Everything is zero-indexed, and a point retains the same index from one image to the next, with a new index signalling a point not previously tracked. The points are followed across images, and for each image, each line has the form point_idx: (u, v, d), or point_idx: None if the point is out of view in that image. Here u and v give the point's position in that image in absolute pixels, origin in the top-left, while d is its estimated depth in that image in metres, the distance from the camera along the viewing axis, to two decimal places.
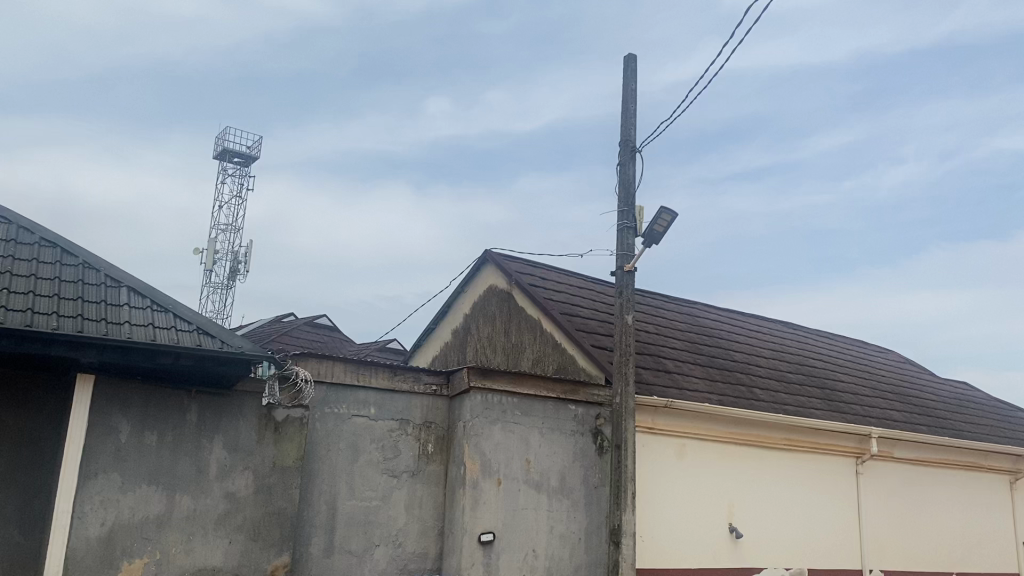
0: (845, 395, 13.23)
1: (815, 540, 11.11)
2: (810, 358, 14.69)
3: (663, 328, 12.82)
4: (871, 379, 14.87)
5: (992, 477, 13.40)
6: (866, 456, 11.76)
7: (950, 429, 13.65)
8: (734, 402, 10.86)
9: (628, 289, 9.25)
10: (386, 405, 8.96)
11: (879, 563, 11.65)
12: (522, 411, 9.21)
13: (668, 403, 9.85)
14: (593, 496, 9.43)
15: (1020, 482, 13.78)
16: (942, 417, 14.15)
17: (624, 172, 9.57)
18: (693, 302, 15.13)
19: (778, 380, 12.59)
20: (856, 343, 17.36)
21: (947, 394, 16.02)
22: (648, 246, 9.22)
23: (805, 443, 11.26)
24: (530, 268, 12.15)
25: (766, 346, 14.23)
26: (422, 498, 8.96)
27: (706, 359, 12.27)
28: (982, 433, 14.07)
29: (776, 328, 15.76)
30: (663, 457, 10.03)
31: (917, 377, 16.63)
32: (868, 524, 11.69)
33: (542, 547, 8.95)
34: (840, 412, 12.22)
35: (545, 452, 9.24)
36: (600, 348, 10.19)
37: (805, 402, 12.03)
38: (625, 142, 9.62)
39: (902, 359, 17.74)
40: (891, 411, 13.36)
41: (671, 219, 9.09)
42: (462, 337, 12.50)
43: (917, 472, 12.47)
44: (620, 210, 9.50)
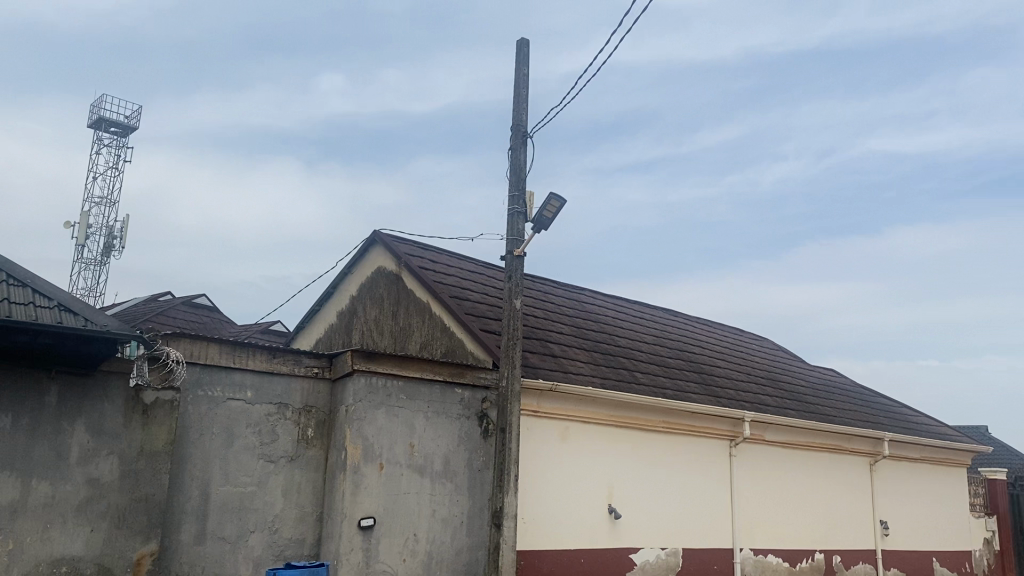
0: (722, 380, 13.72)
1: (690, 520, 11.48)
2: (690, 344, 15.16)
3: (550, 313, 12.93)
4: (746, 365, 15.48)
5: (854, 460, 14.18)
6: (739, 439, 12.22)
7: (818, 413, 14.36)
8: (617, 386, 11.07)
9: (517, 274, 9.27)
10: (264, 388, 8.69)
11: (748, 542, 12.15)
12: (407, 395, 9.11)
13: (553, 386, 9.95)
14: (476, 479, 9.42)
15: (879, 464, 14.63)
16: (810, 402, 14.87)
17: (515, 157, 9.56)
18: (580, 288, 15.33)
19: (660, 366, 12.91)
20: (734, 331, 18.02)
21: (815, 381, 16.86)
22: (537, 231, 9.26)
23: (683, 426, 11.61)
24: (418, 250, 12.02)
25: (649, 332, 14.59)
26: (300, 483, 8.76)
27: (591, 344, 12.46)
28: (846, 417, 14.87)
29: (659, 315, 16.18)
30: (546, 440, 10.13)
31: (788, 364, 17.42)
32: (740, 504, 12.16)
33: (423, 531, 8.90)
34: (717, 397, 12.65)
35: (429, 436, 9.18)
36: (487, 332, 10.20)
37: (685, 387, 12.39)
38: (517, 126, 9.60)
39: (775, 346, 18.54)
40: (764, 396, 13.94)
41: (560, 205, 9.15)
42: (348, 319, 12.27)
43: (785, 454, 13.05)
44: (511, 195, 9.48)
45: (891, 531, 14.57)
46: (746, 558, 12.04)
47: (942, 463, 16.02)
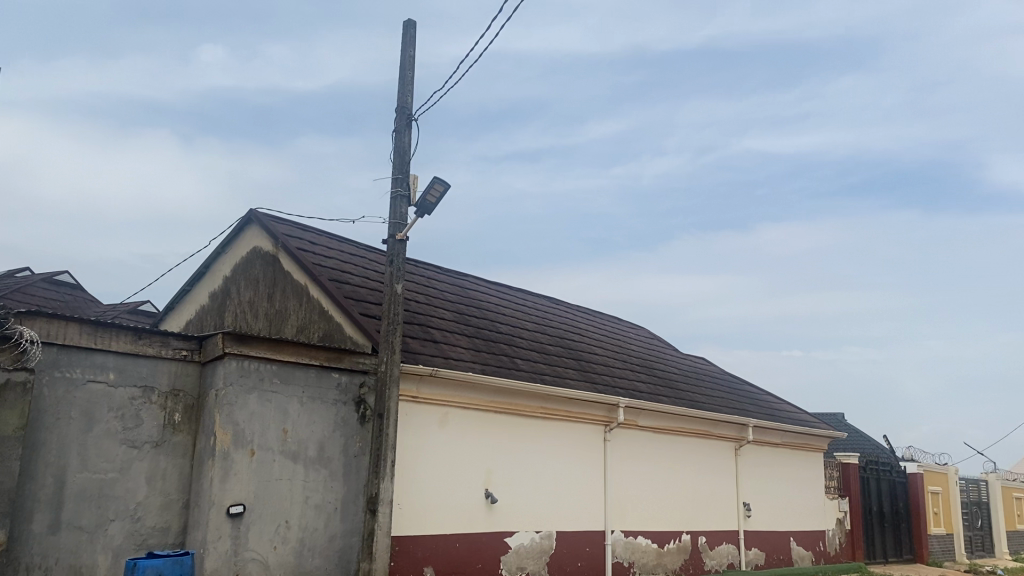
0: (599, 367, 14.04)
1: (564, 503, 11.71)
2: (569, 332, 15.43)
3: (431, 298, 12.88)
4: (622, 353, 15.90)
5: (721, 445, 14.81)
6: (614, 424, 12.53)
7: (689, 400, 14.90)
8: (496, 372, 11.15)
9: (399, 258, 9.18)
10: (128, 371, 8.30)
11: (620, 524, 12.51)
12: (280, 379, 8.90)
13: (433, 372, 9.91)
14: (352, 466, 9.30)
15: (743, 448, 15.33)
16: (681, 389, 15.42)
17: (399, 139, 9.44)
18: (463, 274, 15.33)
19: (539, 353, 13.08)
20: (612, 320, 18.44)
21: (686, 369, 17.49)
22: (420, 216, 9.19)
23: (560, 412, 11.81)
24: (297, 231, 11.72)
25: (529, 319, 14.75)
26: (166, 469, 8.43)
27: (472, 330, 12.50)
28: (714, 404, 15.50)
29: (540, 302, 16.39)
30: (425, 425, 10.11)
31: (662, 352, 18.00)
32: (613, 487, 12.49)
33: (295, 518, 8.73)
34: (593, 383, 12.94)
35: (303, 422, 9.00)
36: (366, 316, 10.06)
37: (562, 373, 12.61)
38: (401, 109, 9.49)
39: (650, 335, 19.11)
40: (638, 382, 14.35)
41: (443, 189, 9.11)
42: (221, 300, 11.85)
43: (657, 439, 13.49)
44: (394, 177, 9.36)
45: (753, 512, 15.31)
46: (617, 539, 12.40)
47: (801, 448, 16.93)
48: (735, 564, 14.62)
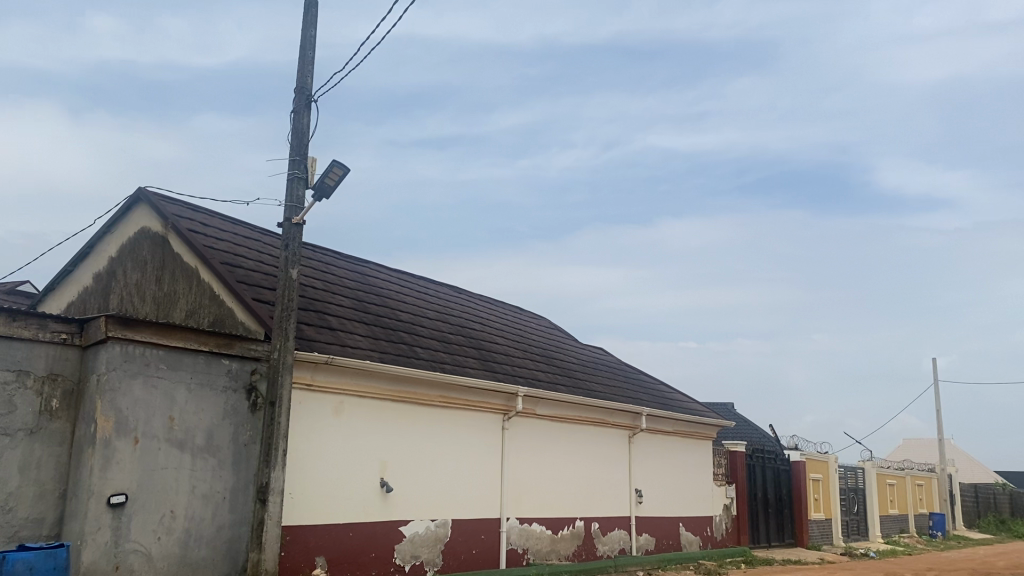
0: (498, 356, 14.12)
1: (460, 491, 11.75)
2: (470, 320, 15.45)
3: (330, 284, 12.66)
4: (522, 342, 16.03)
5: (616, 433, 15.14)
6: (511, 413, 12.64)
7: (586, 390, 15.15)
8: (394, 360, 11.07)
9: (294, 243, 8.99)
10: (1, 354, 7.87)
11: (515, 511, 12.63)
12: (168, 365, 8.61)
13: (329, 359, 9.77)
14: (242, 454, 9.07)
15: (637, 436, 15.71)
16: (579, 379, 15.67)
17: (298, 120, 9.23)
18: (364, 261, 15.13)
19: (439, 341, 13.05)
20: (513, 309, 18.54)
21: (585, 358, 17.78)
22: (318, 199, 9.02)
23: (458, 401, 11.83)
24: (189, 212, 11.31)
25: (430, 307, 14.70)
26: (41, 457, 8.05)
27: (371, 317, 12.37)
28: (611, 393, 15.83)
29: (442, 290, 16.35)
30: (319, 414, 9.95)
31: (562, 342, 18.24)
32: (509, 475, 12.60)
33: (180, 508, 8.46)
34: (492, 372, 13.01)
35: (190, 409, 8.72)
36: (260, 301, 9.82)
37: (461, 362, 12.62)
38: (301, 89, 9.27)
39: (551, 325, 19.32)
40: (536, 371, 14.50)
41: (342, 173, 8.96)
42: (106, 282, 11.35)
43: (554, 428, 13.68)
44: (291, 159, 9.15)
45: (645, 499, 15.72)
46: (512, 527, 12.53)
47: (692, 436, 17.48)
48: (626, 550, 14.98)
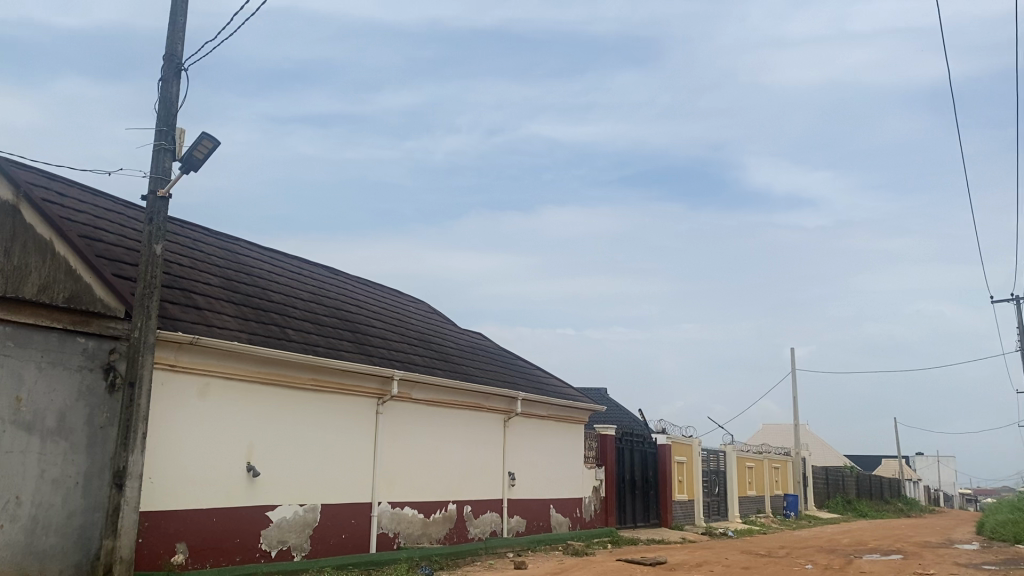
0: (373, 339, 13.97)
1: (331, 476, 11.59)
2: (346, 303, 15.21)
3: (197, 262, 12.18)
4: (399, 326, 15.92)
5: (491, 417, 15.29)
6: (386, 397, 12.55)
7: (462, 374, 15.21)
8: (264, 341, 10.78)
9: (159, 217, 8.62)
10: None
11: (387, 495, 12.57)
12: (15, 343, 8.14)
13: (194, 340, 9.42)
14: (98, 437, 8.63)
15: (512, 420, 15.92)
16: (455, 363, 15.71)
17: (165, 89, 8.81)
18: (236, 238, 14.65)
19: (313, 324, 12.78)
20: (392, 293, 18.35)
21: (463, 343, 17.84)
22: (186, 172, 8.65)
23: (331, 384, 11.65)
24: (44, 180, 10.63)
25: (305, 289, 14.38)
26: None
27: (241, 297, 12.00)
28: (487, 377, 15.96)
29: (318, 271, 16.02)
30: (183, 396, 9.59)
31: (440, 326, 18.23)
32: (382, 459, 12.52)
33: (27, 493, 8.00)
34: (367, 355, 12.87)
35: (40, 390, 8.26)
36: (121, 278, 9.35)
37: (335, 344, 12.42)
38: (170, 57, 8.85)
39: (430, 309, 19.27)
40: (412, 355, 14.44)
41: (212, 147, 8.63)
42: None
43: (429, 412, 13.66)
44: (157, 130, 8.73)
45: (517, 481, 15.96)
46: (384, 511, 12.46)
47: (566, 420, 17.86)
48: (497, 532, 15.16)
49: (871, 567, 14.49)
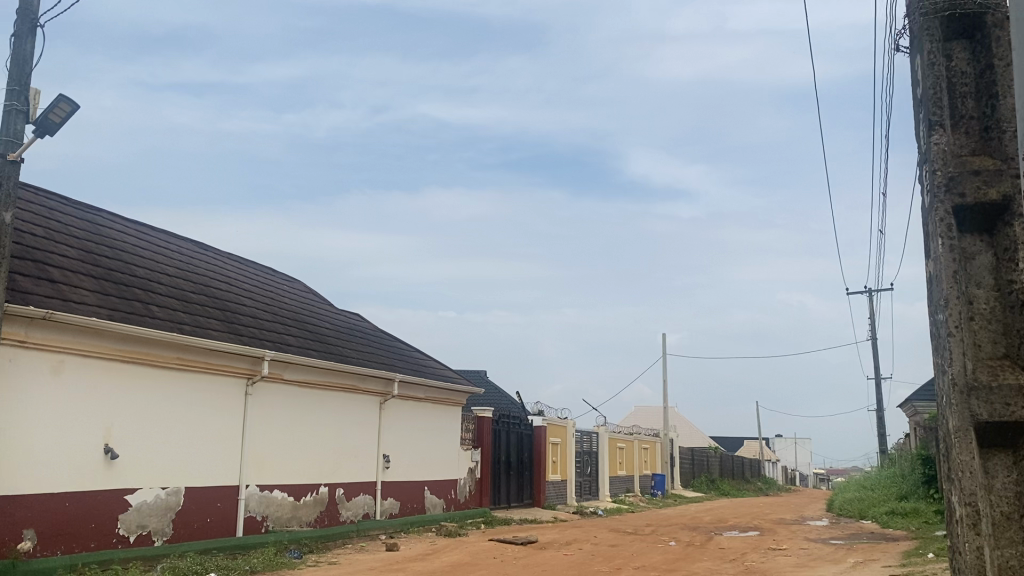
0: (244, 318, 13.55)
1: (196, 458, 11.20)
2: (216, 280, 14.68)
3: (53, 232, 11.46)
4: (273, 305, 15.50)
5: (366, 399, 15.13)
6: (256, 377, 12.22)
7: (337, 355, 14.98)
8: (125, 317, 10.28)
9: (9, 183, 8.05)
10: None
11: (255, 478, 12.26)
12: None
13: (48, 315, 8.89)
14: None
15: (388, 402, 15.82)
16: (330, 344, 15.45)
17: (18, 46, 8.22)
18: (98, 209, 13.87)
19: (179, 301, 12.25)
20: (266, 270, 17.83)
21: (339, 324, 17.55)
22: (40, 136, 8.11)
23: (197, 363, 11.24)
24: None
25: (171, 264, 13.78)
26: None
27: (101, 271, 11.38)
28: (363, 359, 15.78)
29: (187, 247, 15.36)
30: (33, 373, 9.03)
31: (316, 306, 17.86)
32: (251, 441, 12.18)
33: None
34: (236, 334, 12.48)
35: None
36: None
37: (203, 322, 11.98)
38: (25, 12, 8.27)
39: (306, 288, 18.82)
40: (284, 335, 14.09)
41: (70, 110, 8.12)
42: None
43: (301, 393, 13.38)
44: (7, 89, 8.13)
45: (392, 463, 15.88)
46: (252, 494, 12.15)
47: (442, 403, 17.89)
48: (370, 514, 15.04)
49: (730, 543, 15.20)
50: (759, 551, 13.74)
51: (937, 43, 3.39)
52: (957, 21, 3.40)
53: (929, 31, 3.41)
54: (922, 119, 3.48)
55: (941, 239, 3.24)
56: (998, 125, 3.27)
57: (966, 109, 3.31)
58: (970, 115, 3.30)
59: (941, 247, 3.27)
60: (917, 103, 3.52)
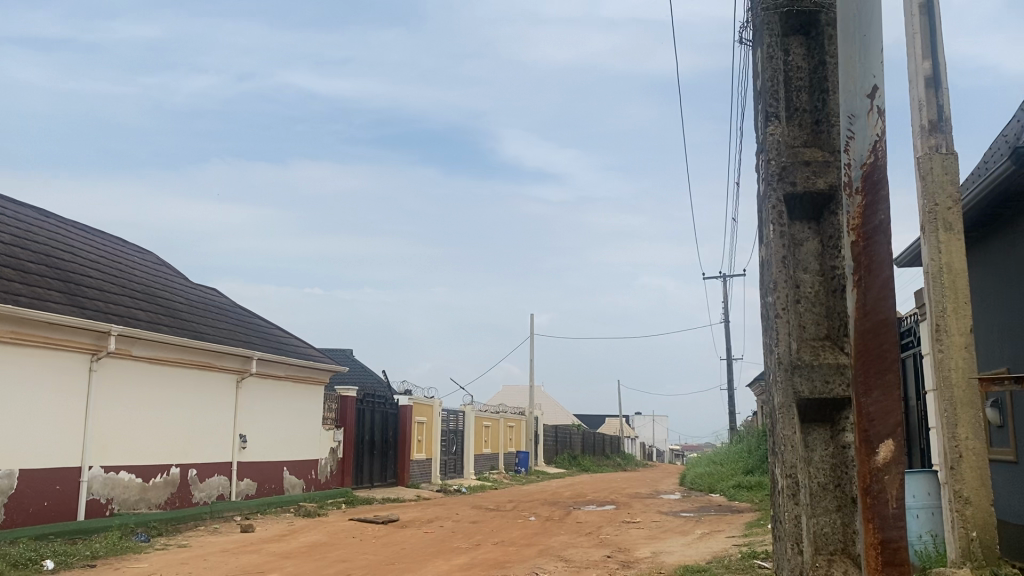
0: (89, 290, 12.77)
1: (34, 439, 10.53)
2: (59, 249, 13.75)
3: None
4: (122, 277, 14.68)
5: (222, 376, 14.63)
6: (101, 353, 11.59)
7: (191, 331, 14.38)
8: None
9: None
10: None
11: (100, 459, 11.65)
12: None
13: None
14: None
15: (245, 380, 15.35)
16: (184, 319, 14.81)
17: None
18: None
19: (16, 270, 11.42)
20: (115, 241, 16.83)
21: (196, 299, 16.84)
22: None
23: (36, 337, 10.54)
24: None
25: (8, 231, 12.79)
26: None
27: None
28: (220, 335, 15.21)
29: (27, 213, 14.29)
30: None
31: (170, 280, 17.03)
32: (95, 419, 11.55)
33: None
34: (80, 307, 11.76)
35: None
36: None
37: (42, 294, 11.22)
38: None
39: (159, 261, 17.89)
40: (134, 309, 13.40)
41: None
42: None
43: (151, 370, 12.79)
44: None
45: (248, 443, 15.42)
46: (95, 476, 11.52)
47: (304, 381, 17.53)
48: (225, 496, 14.58)
49: (587, 517, 15.69)
50: (614, 524, 14.25)
51: (776, 37, 3.55)
52: (794, 18, 3.57)
53: (768, 25, 3.57)
54: (759, 111, 3.65)
55: (774, 225, 3.42)
56: (828, 119, 3.46)
57: (800, 103, 3.49)
58: (804, 108, 3.48)
59: (772, 232, 3.45)
60: (757, 93, 3.68)
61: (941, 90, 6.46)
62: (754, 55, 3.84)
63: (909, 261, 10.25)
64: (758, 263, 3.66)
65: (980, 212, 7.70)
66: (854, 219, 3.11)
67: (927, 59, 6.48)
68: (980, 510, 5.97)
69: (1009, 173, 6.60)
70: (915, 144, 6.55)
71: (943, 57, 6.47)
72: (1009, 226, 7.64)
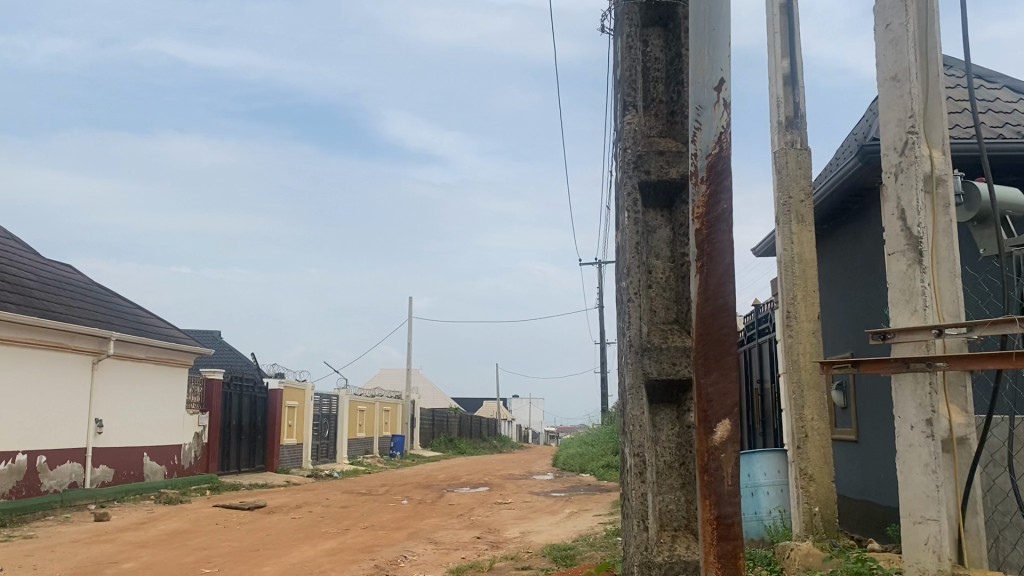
0: None
1: None
2: None
3: None
4: None
5: (75, 357, 13.83)
6: None
7: (40, 309, 13.53)
8: None
9: None
10: None
11: None
12: None
13: None
14: None
15: (101, 363, 14.57)
16: (33, 297, 13.91)
17: None
18: None
19: None
20: None
21: (46, 276, 15.81)
22: None
23: None
24: None
25: None
26: None
27: None
28: (73, 315, 14.37)
29: None
30: None
31: (17, 254, 15.91)
32: None
33: None
34: None
35: None
36: None
37: None
38: None
39: (6, 233, 16.67)
40: None
41: None
42: None
43: None
44: None
45: (105, 428, 14.67)
46: None
47: (166, 363, 16.80)
48: (78, 484, 13.81)
49: (459, 498, 15.80)
50: (485, 505, 14.40)
51: (636, 28, 3.64)
52: (653, 9, 3.66)
53: (629, 15, 3.64)
54: (618, 100, 3.73)
55: (628, 211, 3.52)
56: (682, 111, 3.58)
57: (657, 94, 3.59)
58: (660, 99, 3.58)
59: (627, 219, 3.53)
60: (616, 83, 3.76)
61: (797, 89, 6.80)
62: (616, 44, 3.92)
63: (766, 251, 10.77)
64: (614, 248, 3.75)
65: (830, 206, 8.17)
66: (699, 207, 3.21)
67: (785, 58, 6.80)
68: (821, 487, 6.35)
69: (855, 170, 7.03)
70: (772, 140, 6.87)
71: (800, 57, 6.80)
72: (855, 220, 8.14)
